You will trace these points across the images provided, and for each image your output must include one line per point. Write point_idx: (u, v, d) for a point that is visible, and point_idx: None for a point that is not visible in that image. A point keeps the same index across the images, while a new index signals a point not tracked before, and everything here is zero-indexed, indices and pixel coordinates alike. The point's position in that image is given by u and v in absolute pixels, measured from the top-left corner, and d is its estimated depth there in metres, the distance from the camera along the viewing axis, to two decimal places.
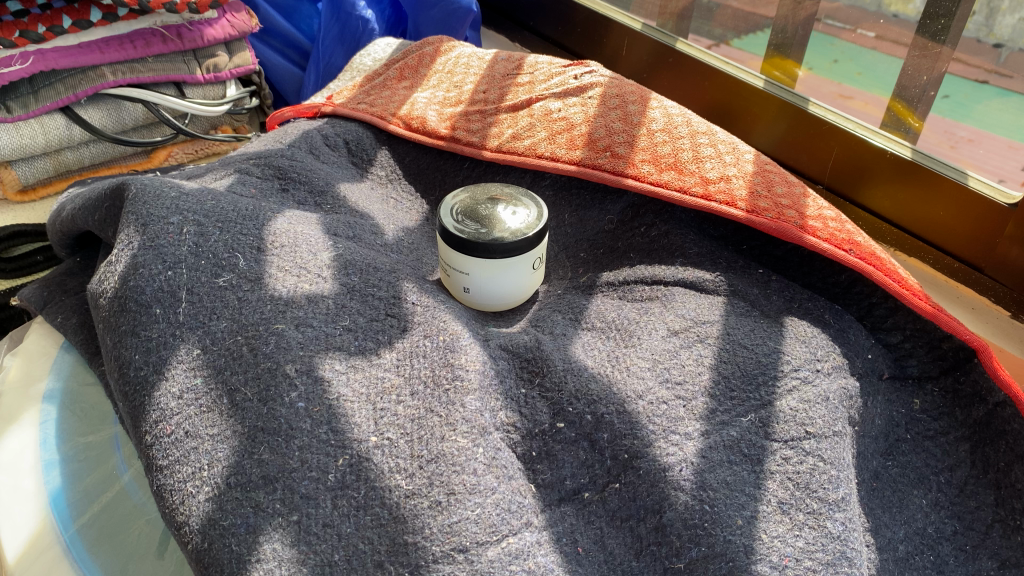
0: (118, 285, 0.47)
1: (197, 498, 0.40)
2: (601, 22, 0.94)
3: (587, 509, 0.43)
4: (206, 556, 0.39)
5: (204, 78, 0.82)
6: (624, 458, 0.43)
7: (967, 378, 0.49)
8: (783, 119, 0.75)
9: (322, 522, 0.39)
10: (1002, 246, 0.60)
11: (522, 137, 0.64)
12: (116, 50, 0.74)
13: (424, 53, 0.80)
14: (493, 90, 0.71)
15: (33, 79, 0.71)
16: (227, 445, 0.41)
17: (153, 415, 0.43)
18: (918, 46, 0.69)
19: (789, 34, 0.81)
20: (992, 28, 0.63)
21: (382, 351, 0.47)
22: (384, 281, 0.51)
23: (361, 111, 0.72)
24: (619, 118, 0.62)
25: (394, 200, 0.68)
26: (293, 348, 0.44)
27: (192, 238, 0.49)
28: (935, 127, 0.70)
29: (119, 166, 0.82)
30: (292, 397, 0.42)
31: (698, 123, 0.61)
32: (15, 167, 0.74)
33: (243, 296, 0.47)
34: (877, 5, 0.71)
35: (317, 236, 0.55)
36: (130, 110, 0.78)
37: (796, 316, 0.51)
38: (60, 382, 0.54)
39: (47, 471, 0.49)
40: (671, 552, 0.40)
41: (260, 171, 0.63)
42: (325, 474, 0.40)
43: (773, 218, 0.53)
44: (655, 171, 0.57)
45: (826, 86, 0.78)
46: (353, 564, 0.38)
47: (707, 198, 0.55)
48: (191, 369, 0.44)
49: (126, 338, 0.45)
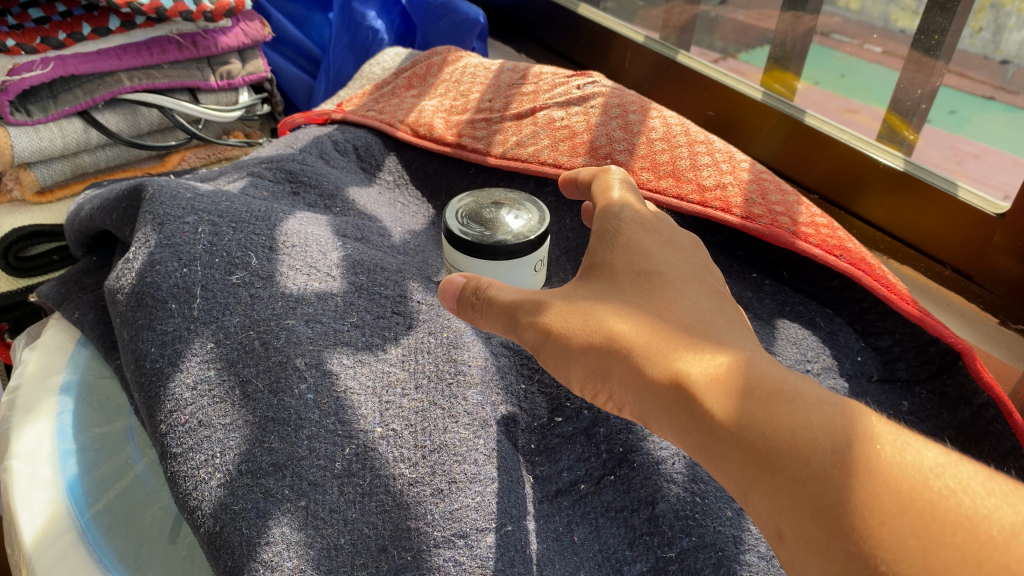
0: (136, 281, 0.48)
1: (209, 484, 0.41)
2: (605, 34, 0.96)
3: (583, 500, 0.45)
4: (218, 538, 0.40)
5: (217, 84, 0.85)
6: (619, 452, 0.46)
7: (953, 381, 0.50)
8: (782, 129, 0.77)
9: (329, 508, 0.40)
10: (990, 255, 0.62)
11: (526, 144, 0.66)
12: (133, 57, 0.76)
13: (432, 63, 0.82)
14: (498, 99, 0.73)
15: (53, 86, 0.73)
16: (239, 434, 0.43)
17: (168, 405, 0.44)
18: (913, 60, 0.71)
19: (788, 47, 0.84)
20: (999, 45, 0.66)
21: (388, 347, 0.49)
22: (391, 281, 0.53)
23: (371, 118, 0.74)
24: (619, 127, 0.64)
25: (400, 204, 0.70)
26: (303, 342, 0.47)
27: (207, 238, 0.51)
28: (935, 140, 0.71)
29: (134, 170, 0.84)
30: (301, 388, 0.44)
31: (696, 133, 0.63)
32: (34, 168, 0.75)
33: (255, 293, 0.49)
34: (883, 21, 0.74)
35: (326, 237, 0.57)
36: (146, 115, 0.80)
37: (788, 319, 0.54)
38: (76, 374, 0.56)
39: (64, 459, 0.51)
40: (663, 542, 0.42)
41: (272, 175, 0.65)
42: (332, 462, 0.42)
43: (767, 224, 0.55)
44: (653, 178, 0.59)
45: (831, 100, 0.79)
46: (357, 548, 0.39)
47: (703, 205, 0.57)
48: (204, 362, 0.46)
49: (143, 332, 0.47)
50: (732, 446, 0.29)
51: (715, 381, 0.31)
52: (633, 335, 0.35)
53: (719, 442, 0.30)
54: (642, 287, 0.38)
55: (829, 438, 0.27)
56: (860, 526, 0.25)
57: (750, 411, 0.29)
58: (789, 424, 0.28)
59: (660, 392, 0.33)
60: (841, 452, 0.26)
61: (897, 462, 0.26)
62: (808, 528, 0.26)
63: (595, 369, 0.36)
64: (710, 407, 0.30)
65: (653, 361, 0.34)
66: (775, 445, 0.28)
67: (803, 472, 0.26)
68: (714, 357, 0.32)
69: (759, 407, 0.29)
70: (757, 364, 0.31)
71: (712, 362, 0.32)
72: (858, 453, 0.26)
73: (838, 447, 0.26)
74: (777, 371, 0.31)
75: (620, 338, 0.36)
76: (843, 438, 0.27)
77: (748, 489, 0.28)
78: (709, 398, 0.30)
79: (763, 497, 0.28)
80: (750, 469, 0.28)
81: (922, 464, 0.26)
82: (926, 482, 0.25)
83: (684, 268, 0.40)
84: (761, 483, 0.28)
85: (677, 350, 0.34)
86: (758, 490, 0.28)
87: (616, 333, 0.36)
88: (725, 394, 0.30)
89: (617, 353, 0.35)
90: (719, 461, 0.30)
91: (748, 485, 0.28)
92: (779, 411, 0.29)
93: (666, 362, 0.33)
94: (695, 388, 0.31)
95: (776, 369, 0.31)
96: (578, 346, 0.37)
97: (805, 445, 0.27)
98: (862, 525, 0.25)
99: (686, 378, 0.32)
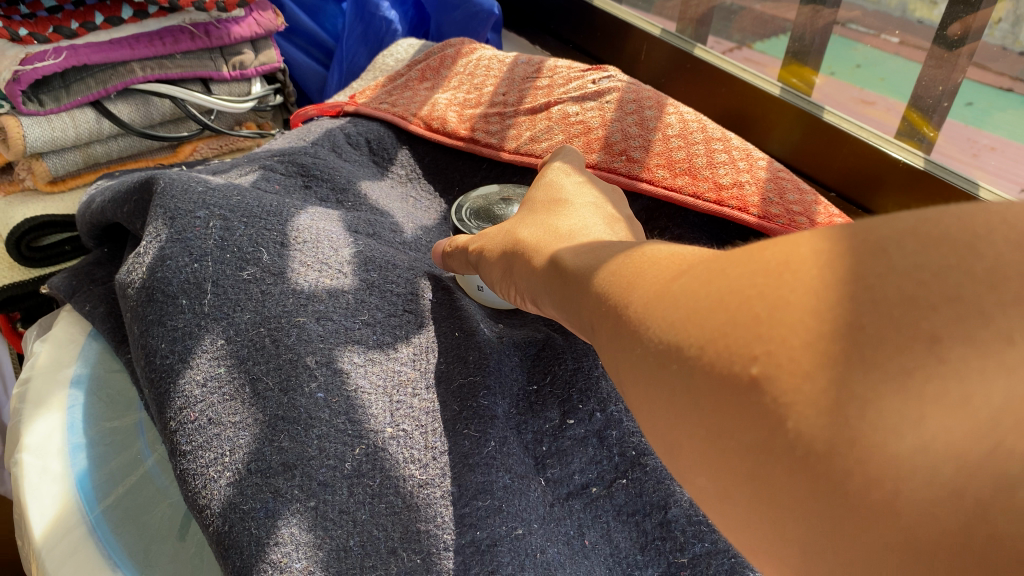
0: (146, 276, 0.48)
1: (218, 482, 0.41)
2: (621, 27, 0.95)
3: (595, 503, 0.44)
4: (227, 538, 0.39)
5: (230, 75, 0.84)
6: (632, 455, 0.46)
7: None
8: (798, 126, 0.76)
9: (339, 508, 0.40)
10: None
11: (540, 139, 0.65)
12: (146, 46, 0.76)
13: (446, 55, 0.81)
14: (513, 92, 0.72)
15: (65, 75, 0.72)
16: (249, 432, 0.43)
17: (177, 402, 0.44)
18: (935, 56, 0.70)
19: (807, 42, 0.82)
20: (1018, 36, 0.64)
21: (399, 345, 0.49)
22: (402, 278, 0.54)
23: (384, 111, 0.73)
24: (635, 123, 0.63)
25: (413, 198, 0.70)
26: (314, 340, 0.46)
27: (219, 232, 0.50)
28: (953, 134, 0.71)
29: (145, 161, 0.84)
30: (311, 387, 0.44)
31: (713, 130, 0.62)
32: (46, 158, 0.74)
33: (266, 289, 0.49)
34: (901, 11, 0.72)
35: (338, 233, 0.56)
36: (158, 105, 0.80)
37: None
38: (87, 367, 0.56)
39: (74, 454, 0.51)
40: (675, 547, 0.43)
41: (284, 168, 0.64)
42: (342, 462, 0.42)
43: (784, 224, 0.54)
44: (669, 175, 0.59)
45: (846, 92, 0.79)
46: (367, 550, 0.39)
47: (720, 203, 0.56)
48: (215, 358, 0.45)
49: (153, 327, 0.46)
50: (630, 345, 0.25)
51: (623, 292, 0.27)
52: (578, 280, 0.32)
53: (622, 357, 0.26)
54: (542, 200, 0.46)
55: (700, 287, 0.23)
56: (735, 366, 0.21)
57: (642, 305, 0.26)
58: (670, 297, 0.24)
59: (513, 270, 0.41)
60: (707, 297, 0.23)
61: (762, 267, 0.22)
62: (694, 399, 0.22)
63: (488, 264, 0.45)
64: (618, 324, 0.27)
65: (588, 306, 0.30)
66: (658, 329, 0.24)
67: (681, 344, 0.23)
68: (629, 267, 0.29)
69: (651, 295, 0.25)
70: (660, 256, 0.28)
71: (624, 277, 0.28)
72: (721, 287, 0.22)
73: (704, 292, 0.23)
74: (677, 253, 0.27)
75: (571, 292, 0.33)
76: (707, 286, 0.23)
77: (643, 395, 0.25)
78: (617, 314, 0.27)
79: (652, 388, 0.24)
80: (639, 363, 0.25)
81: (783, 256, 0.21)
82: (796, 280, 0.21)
83: (585, 194, 0.46)
84: (648, 366, 0.24)
85: (598, 280, 0.30)
86: (648, 384, 0.24)
87: (569, 285, 0.33)
88: (627, 303, 0.27)
89: (573, 310, 0.32)
90: (626, 377, 0.26)
91: (640, 381, 0.25)
92: (664, 288, 0.25)
93: (594, 301, 0.30)
94: (610, 313, 0.28)
95: (675, 254, 0.27)
96: (484, 249, 0.46)
97: (680, 312, 0.23)
98: (738, 370, 0.21)
99: (606, 305, 0.28)
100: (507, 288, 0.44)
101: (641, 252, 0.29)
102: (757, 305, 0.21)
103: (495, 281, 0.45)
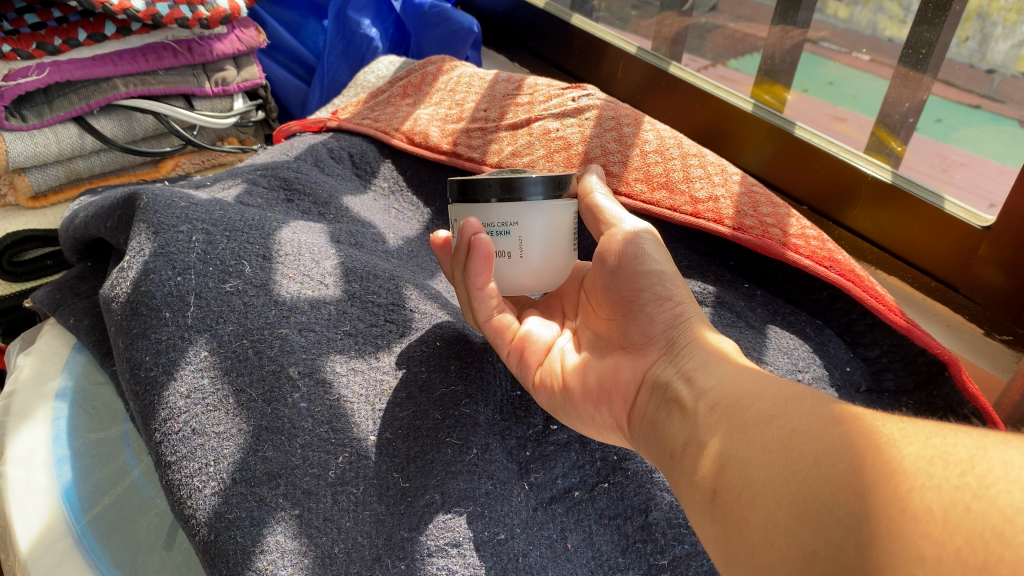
0: (130, 290, 0.48)
1: (203, 492, 0.42)
2: (597, 44, 0.97)
3: (577, 507, 0.45)
4: (213, 547, 0.40)
5: (213, 91, 0.85)
6: (613, 460, 0.47)
7: (939, 392, 0.53)
8: (771, 141, 0.78)
9: (323, 516, 0.41)
10: (976, 266, 0.63)
11: (522, 154, 0.66)
12: (128, 63, 0.76)
13: (427, 72, 0.83)
14: (494, 108, 0.73)
15: (48, 91, 0.73)
16: (233, 442, 0.43)
17: (163, 413, 0.45)
18: (901, 74, 0.73)
19: (778, 61, 0.85)
20: (984, 54, 0.66)
21: (381, 354, 0.51)
22: (384, 288, 0.54)
23: (367, 126, 0.75)
24: (614, 139, 0.65)
25: (395, 210, 0.70)
26: (296, 351, 0.47)
27: (201, 246, 0.51)
28: (921, 149, 0.72)
29: (128, 175, 0.84)
30: (294, 397, 0.45)
31: (689, 146, 0.63)
32: (29, 173, 0.75)
33: (248, 301, 0.49)
34: (872, 29, 0.75)
35: (320, 245, 0.57)
36: (141, 121, 0.80)
37: (779, 326, 0.56)
38: (72, 380, 0.57)
39: (59, 465, 0.51)
40: (656, 549, 0.44)
41: (266, 181, 0.65)
42: (325, 470, 0.43)
43: (758, 235, 0.56)
44: (647, 190, 0.60)
45: (819, 108, 0.81)
46: (351, 557, 0.40)
47: (695, 216, 0.58)
48: (199, 369, 0.46)
49: (137, 340, 0.47)
50: (765, 496, 0.27)
51: (734, 448, 0.30)
52: (705, 399, 0.35)
53: (745, 505, 0.28)
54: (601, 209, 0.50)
55: (858, 458, 0.25)
56: (900, 565, 0.22)
57: (776, 457, 0.28)
58: (823, 455, 0.26)
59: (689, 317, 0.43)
60: (872, 476, 0.24)
61: (938, 459, 0.23)
62: None
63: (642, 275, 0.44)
64: (752, 472, 0.28)
65: (712, 429, 0.33)
66: (805, 501, 0.25)
67: (828, 531, 0.24)
68: (756, 411, 0.31)
69: (789, 447, 0.28)
70: (786, 405, 0.30)
71: (754, 422, 0.31)
72: (890, 467, 0.24)
73: (866, 470, 0.24)
74: (809, 405, 0.30)
75: (692, 413, 0.35)
76: (867, 461, 0.25)
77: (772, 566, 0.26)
78: (749, 457, 0.29)
79: (784, 552, 0.25)
80: (774, 516, 0.26)
81: (948, 462, 0.23)
82: (967, 505, 0.22)
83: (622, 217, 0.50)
84: (790, 522, 0.26)
85: (710, 422, 0.33)
86: (784, 549, 0.25)
87: (692, 404, 0.36)
88: (761, 449, 0.29)
89: (688, 428, 0.35)
90: (751, 534, 0.27)
91: (768, 540, 0.26)
92: (809, 445, 0.27)
93: (725, 432, 0.32)
94: (739, 458, 0.30)
95: (806, 407, 0.29)
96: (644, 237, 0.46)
97: (836, 475, 0.25)
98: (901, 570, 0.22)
99: (736, 457, 0.30)
100: (660, 300, 0.43)
101: (749, 409, 0.32)
102: (932, 501, 0.22)
103: (616, 304, 0.46)
